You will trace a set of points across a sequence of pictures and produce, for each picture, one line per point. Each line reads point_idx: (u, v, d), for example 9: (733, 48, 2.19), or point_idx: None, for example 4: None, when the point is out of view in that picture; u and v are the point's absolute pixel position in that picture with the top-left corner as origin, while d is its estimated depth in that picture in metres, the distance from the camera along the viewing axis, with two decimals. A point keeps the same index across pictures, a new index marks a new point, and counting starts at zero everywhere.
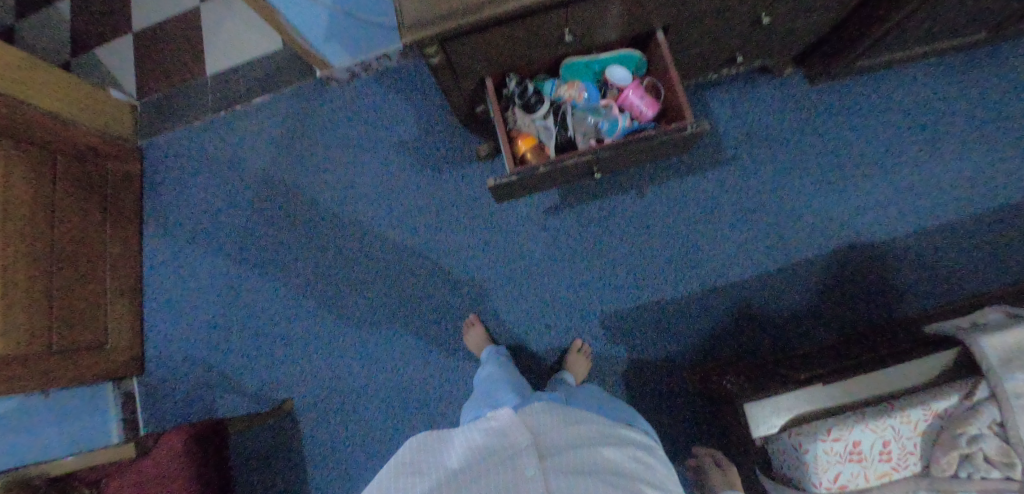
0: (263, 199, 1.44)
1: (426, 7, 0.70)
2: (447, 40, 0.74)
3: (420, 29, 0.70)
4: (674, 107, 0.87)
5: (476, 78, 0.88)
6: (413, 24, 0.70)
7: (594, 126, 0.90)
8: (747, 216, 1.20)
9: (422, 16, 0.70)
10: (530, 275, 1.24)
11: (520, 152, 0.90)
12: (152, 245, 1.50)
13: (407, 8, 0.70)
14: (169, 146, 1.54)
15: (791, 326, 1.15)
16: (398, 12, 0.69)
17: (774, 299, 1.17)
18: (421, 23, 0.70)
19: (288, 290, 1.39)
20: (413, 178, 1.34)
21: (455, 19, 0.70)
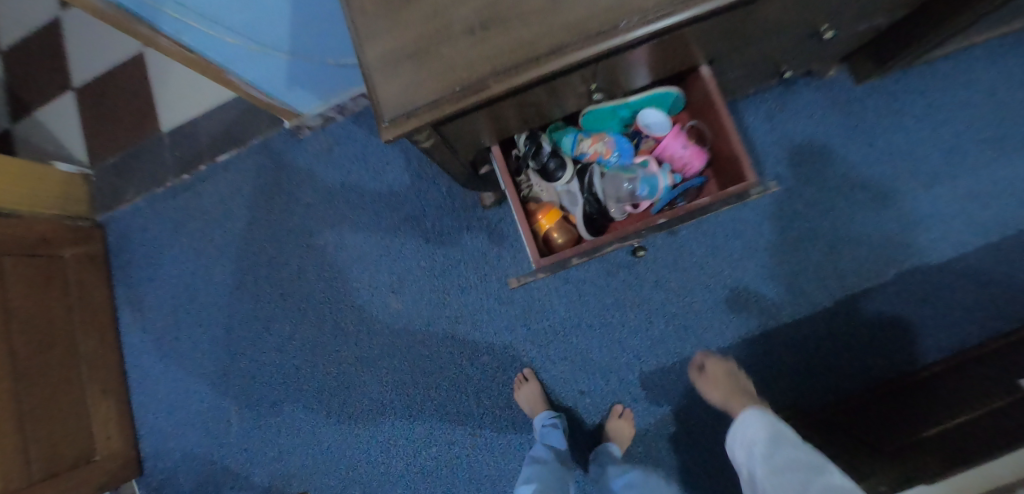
0: (248, 271, 1.30)
1: (408, 89, 0.53)
2: (441, 125, 0.57)
3: (406, 121, 0.53)
4: (724, 158, 0.70)
5: (478, 147, 0.72)
6: (396, 116, 0.53)
7: (629, 191, 0.73)
8: (798, 245, 1.05)
9: (411, 101, 0.53)
10: (556, 335, 1.11)
11: (541, 230, 0.74)
12: (134, 331, 1.37)
13: (385, 94, 0.54)
14: (135, 220, 1.38)
15: (860, 367, 1.01)
16: (378, 101, 0.53)
17: (837, 339, 1.02)
18: (405, 113, 0.53)
19: (290, 370, 1.27)
20: (410, 236, 1.19)
21: (449, 103, 0.53)
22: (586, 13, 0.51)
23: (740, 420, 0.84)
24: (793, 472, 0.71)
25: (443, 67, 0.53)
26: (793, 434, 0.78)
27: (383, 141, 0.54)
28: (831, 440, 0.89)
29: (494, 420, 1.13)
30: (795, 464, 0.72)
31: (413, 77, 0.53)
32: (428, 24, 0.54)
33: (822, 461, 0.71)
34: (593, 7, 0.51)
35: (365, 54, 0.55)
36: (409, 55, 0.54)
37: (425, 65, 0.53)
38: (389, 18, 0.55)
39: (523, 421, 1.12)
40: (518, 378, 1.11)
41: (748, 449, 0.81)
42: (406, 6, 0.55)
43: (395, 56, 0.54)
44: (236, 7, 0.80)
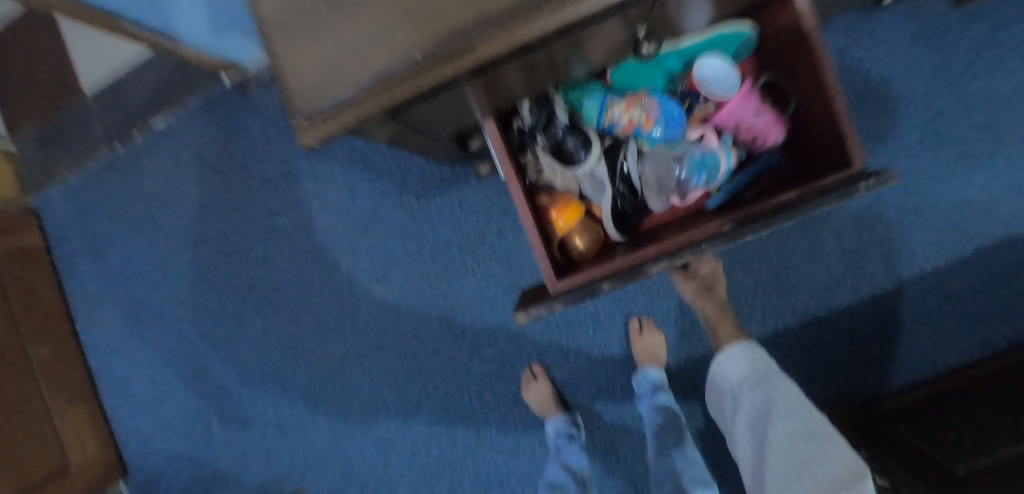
0: (211, 257, 1.13)
1: (333, 62, 0.33)
2: (396, 113, 0.37)
3: (333, 116, 0.34)
4: (815, 133, 0.56)
5: (459, 125, 0.52)
6: (317, 108, 0.34)
7: (679, 180, 0.58)
8: (871, 208, 0.82)
9: (338, 84, 0.33)
10: (568, 327, 0.95)
11: (560, 234, 0.64)
12: (93, 328, 1.21)
13: (298, 73, 0.34)
14: (75, 203, 1.19)
15: (942, 360, 0.81)
16: (289, 85, 0.34)
17: (924, 328, 0.81)
18: (330, 103, 0.34)
19: (269, 367, 1.12)
20: (392, 212, 1.03)
21: (397, 83, 0.32)
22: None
23: (720, 357, 0.74)
24: (754, 428, 0.65)
25: (384, 20, 0.32)
26: (759, 367, 0.69)
27: (304, 148, 0.36)
28: (886, 455, 0.72)
29: (501, 418, 1.01)
30: (755, 419, 0.65)
31: (339, 40, 0.33)
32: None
33: (784, 403, 0.63)
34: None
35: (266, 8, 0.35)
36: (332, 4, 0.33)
37: (357, 22, 0.33)
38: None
39: (532, 419, 0.99)
40: (524, 376, 0.97)
41: (717, 389, 0.74)
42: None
43: (313, 7, 0.34)
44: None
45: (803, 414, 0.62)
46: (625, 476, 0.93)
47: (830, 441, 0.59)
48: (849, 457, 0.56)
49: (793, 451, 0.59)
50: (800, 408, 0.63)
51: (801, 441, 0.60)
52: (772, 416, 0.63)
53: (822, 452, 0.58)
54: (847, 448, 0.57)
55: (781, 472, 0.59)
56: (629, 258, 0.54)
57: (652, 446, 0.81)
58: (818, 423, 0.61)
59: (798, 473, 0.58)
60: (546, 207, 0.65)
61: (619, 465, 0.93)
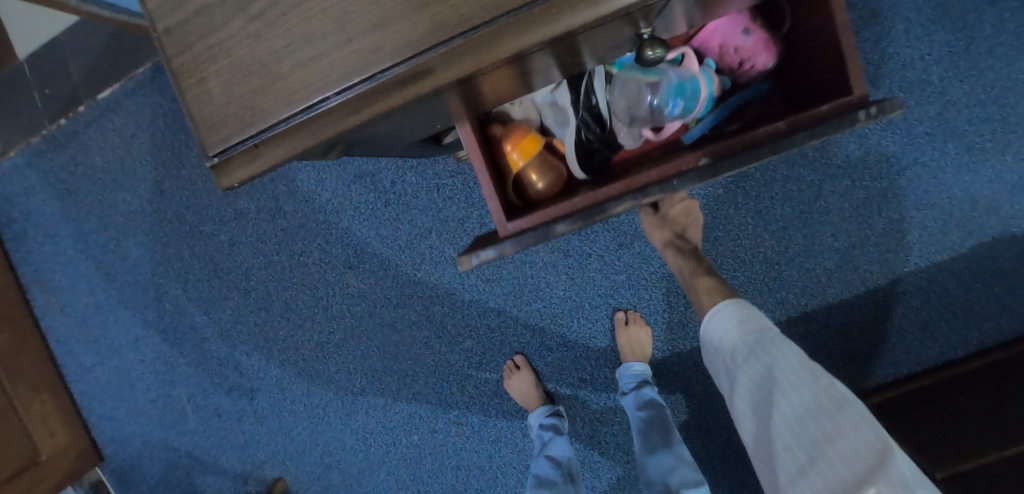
0: (175, 239, 1.06)
1: (247, 92, 0.30)
2: (331, 145, 0.34)
3: (252, 155, 0.31)
4: (802, 57, 0.57)
5: (421, 137, 0.49)
6: (232, 149, 0.31)
7: (651, 106, 0.59)
8: (868, 202, 0.78)
9: (253, 119, 0.30)
10: (553, 319, 0.92)
11: (515, 169, 0.61)
12: (51, 313, 1.14)
13: (207, 104, 0.31)
14: (21, 181, 1.10)
15: (927, 355, 0.80)
16: (202, 119, 0.31)
17: (912, 325, 0.80)
18: (246, 142, 0.31)
19: (243, 355, 1.08)
20: (365, 195, 0.97)
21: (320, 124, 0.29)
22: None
23: (710, 320, 0.68)
24: (755, 403, 0.61)
25: (299, 52, 0.29)
26: (755, 335, 0.63)
27: (223, 189, 0.33)
28: None
29: (483, 406, 0.98)
30: (755, 394, 0.60)
31: (250, 71, 0.30)
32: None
33: (789, 379, 0.58)
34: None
35: (169, 40, 0.31)
36: (240, 32, 0.30)
37: (270, 48, 0.29)
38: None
39: (515, 409, 0.97)
40: (507, 366, 0.94)
41: (711, 358, 0.68)
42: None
43: (219, 35, 0.30)
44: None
45: (809, 385, 0.57)
46: (609, 465, 0.92)
47: (848, 417, 0.55)
48: (869, 433, 0.53)
49: (802, 429, 0.56)
50: (807, 384, 0.57)
51: (811, 419, 0.56)
52: (777, 395, 0.58)
53: (835, 430, 0.54)
54: (866, 422, 0.54)
55: (793, 457, 0.56)
56: (597, 199, 0.51)
57: (637, 445, 0.80)
58: (828, 398, 0.56)
59: (813, 457, 0.55)
60: (500, 139, 0.61)
61: (603, 454, 0.92)
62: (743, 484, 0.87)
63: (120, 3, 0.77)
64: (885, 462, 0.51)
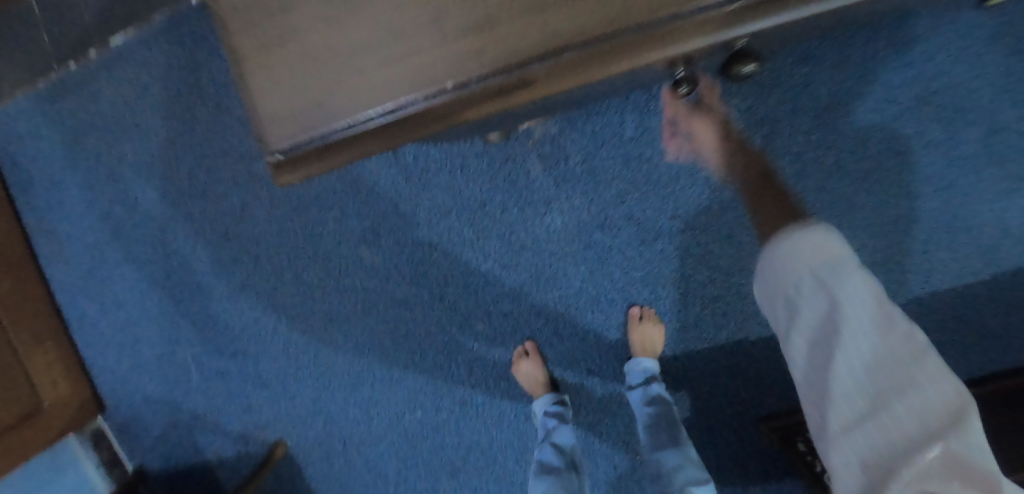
0: (187, 198, 1.04)
1: (319, 92, 0.40)
2: None
3: (314, 151, 0.40)
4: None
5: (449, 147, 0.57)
6: (297, 146, 0.40)
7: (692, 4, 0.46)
8: (891, 220, 0.78)
9: (317, 122, 0.40)
10: (567, 309, 0.92)
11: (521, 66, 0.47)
12: (55, 264, 1.12)
13: (281, 103, 0.40)
14: (30, 125, 1.07)
15: None
16: (271, 122, 0.40)
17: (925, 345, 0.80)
18: (313, 140, 0.40)
19: (251, 320, 1.07)
20: (384, 169, 0.95)
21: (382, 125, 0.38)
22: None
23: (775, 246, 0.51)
24: (816, 338, 0.48)
25: (370, 64, 0.39)
26: (830, 258, 0.48)
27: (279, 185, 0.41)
28: None
29: (490, 388, 0.99)
30: (819, 327, 0.48)
31: (326, 79, 0.40)
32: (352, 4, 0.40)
33: (861, 321, 0.46)
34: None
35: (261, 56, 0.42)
36: (324, 49, 0.40)
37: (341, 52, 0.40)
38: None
39: (520, 394, 0.98)
40: (517, 353, 0.95)
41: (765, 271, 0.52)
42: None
43: (304, 52, 0.41)
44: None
45: (884, 331, 0.45)
46: (609, 455, 0.94)
47: (923, 372, 0.43)
48: (949, 391, 0.42)
49: (872, 379, 0.45)
50: (879, 328, 0.45)
51: (882, 367, 0.45)
52: (852, 338, 0.45)
53: (910, 380, 0.43)
54: (947, 377, 0.42)
55: (849, 407, 0.45)
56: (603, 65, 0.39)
57: (645, 440, 0.81)
58: (902, 348, 0.45)
59: (875, 409, 0.44)
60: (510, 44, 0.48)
61: (605, 445, 0.94)
62: (741, 485, 0.89)
63: None
64: (962, 421, 0.41)
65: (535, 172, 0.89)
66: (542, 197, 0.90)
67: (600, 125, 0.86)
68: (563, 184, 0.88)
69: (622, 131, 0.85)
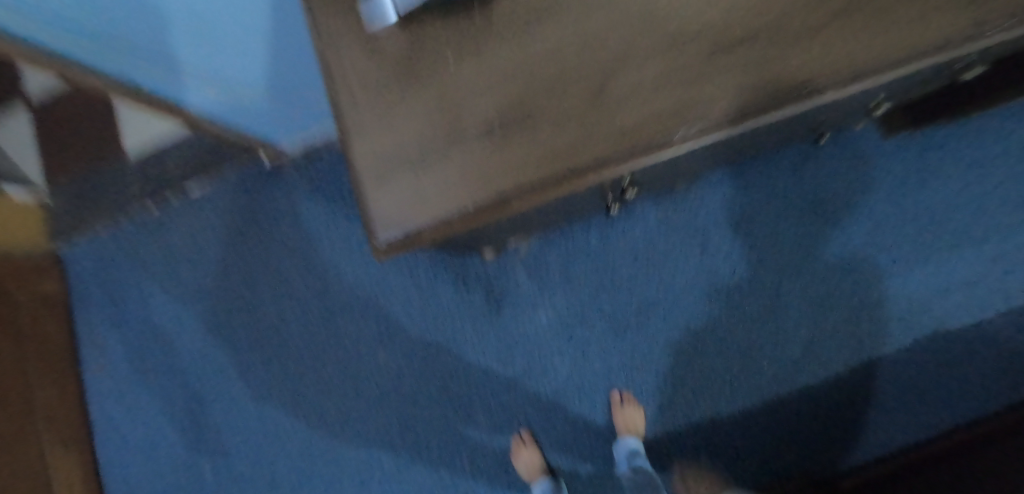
0: (224, 315, 1.18)
1: (421, 172, 0.43)
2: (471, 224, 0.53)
3: (415, 226, 0.43)
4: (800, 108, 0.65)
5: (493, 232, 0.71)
6: (408, 234, 0.44)
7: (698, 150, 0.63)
8: (808, 311, 0.99)
9: (414, 201, 0.43)
10: (557, 397, 1.04)
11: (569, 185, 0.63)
12: (94, 377, 1.23)
13: (382, 181, 0.44)
14: (100, 253, 1.25)
15: (870, 437, 0.96)
16: (371, 202, 0.44)
17: (851, 410, 0.97)
18: (416, 216, 0.43)
19: (268, 424, 1.15)
20: (400, 284, 1.11)
21: (490, 207, 0.42)
22: (689, 77, 0.41)
23: None
24: None
25: (470, 148, 0.43)
26: None
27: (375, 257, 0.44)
28: None
29: (491, 481, 1.06)
30: None
31: (434, 163, 0.43)
32: (450, 93, 0.44)
33: None
34: (697, 81, 0.41)
35: (354, 151, 0.45)
36: (430, 134, 0.44)
37: (441, 138, 0.44)
38: (399, 82, 0.45)
39: (518, 485, 1.05)
40: (514, 442, 1.04)
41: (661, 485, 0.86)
42: (414, 76, 0.45)
43: (408, 137, 0.44)
44: (206, 19, 0.66)
45: None
46: None
47: None
48: None
49: None
50: None
51: None
52: None
53: None
54: None
55: None
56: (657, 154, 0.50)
57: None
58: None
59: None
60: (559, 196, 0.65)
61: None
62: None
63: (252, 132, 1.02)
64: None
65: (522, 281, 1.06)
66: (530, 301, 1.06)
67: (578, 239, 1.05)
68: (549, 290, 1.05)
69: (595, 244, 1.04)
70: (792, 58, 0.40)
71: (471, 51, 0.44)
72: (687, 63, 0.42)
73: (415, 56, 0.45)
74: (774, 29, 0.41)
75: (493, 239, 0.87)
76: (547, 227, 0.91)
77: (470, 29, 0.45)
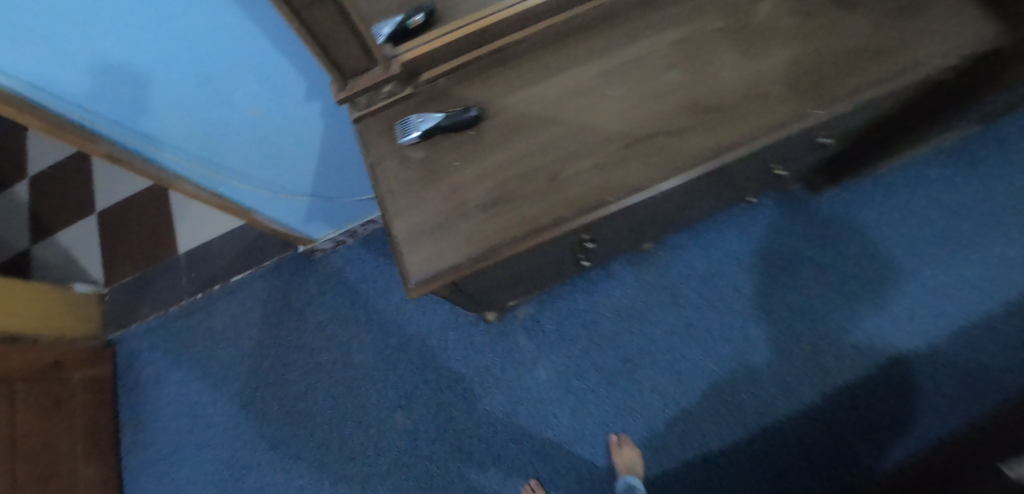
0: (256, 388, 1.30)
1: (443, 236, 0.61)
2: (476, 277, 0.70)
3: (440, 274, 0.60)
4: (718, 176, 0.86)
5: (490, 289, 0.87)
6: (431, 277, 0.60)
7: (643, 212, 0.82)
8: (776, 354, 1.13)
9: (438, 255, 0.60)
10: (561, 445, 1.14)
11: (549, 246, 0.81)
12: (131, 457, 1.32)
13: (415, 245, 0.61)
14: (146, 339, 1.39)
15: (852, 467, 1.05)
16: (408, 259, 0.60)
17: (829, 440, 1.07)
18: (441, 266, 0.60)
19: (294, 492, 1.22)
20: (416, 350, 1.25)
21: (486, 255, 0.59)
22: (622, 159, 0.61)
23: None
24: None
25: (477, 217, 0.61)
26: None
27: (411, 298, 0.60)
28: None
29: None
30: None
31: (451, 229, 0.61)
32: (461, 181, 0.63)
33: None
34: (618, 164, 0.61)
35: (393, 224, 0.62)
36: (448, 210, 0.62)
37: (457, 211, 0.62)
38: (424, 176, 0.64)
39: None
40: (524, 489, 1.12)
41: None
42: (434, 171, 0.64)
43: (432, 213, 0.62)
44: (268, 138, 0.88)
45: None
46: None
47: None
48: None
49: None
50: None
51: None
52: None
53: None
54: None
55: None
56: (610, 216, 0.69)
57: None
58: None
59: None
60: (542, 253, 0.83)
61: None
62: None
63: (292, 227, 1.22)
64: None
65: (521, 339, 1.21)
66: (530, 357, 1.19)
67: (569, 301, 1.21)
68: (545, 347, 1.19)
69: (584, 304, 1.20)
70: (688, 143, 0.61)
71: (473, 152, 0.64)
72: (620, 151, 0.61)
73: (434, 159, 0.65)
74: (669, 125, 0.62)
75: (494, 302, 1.03)
76: (539, 289, 1.09)
77: (472, 138, 0.65)
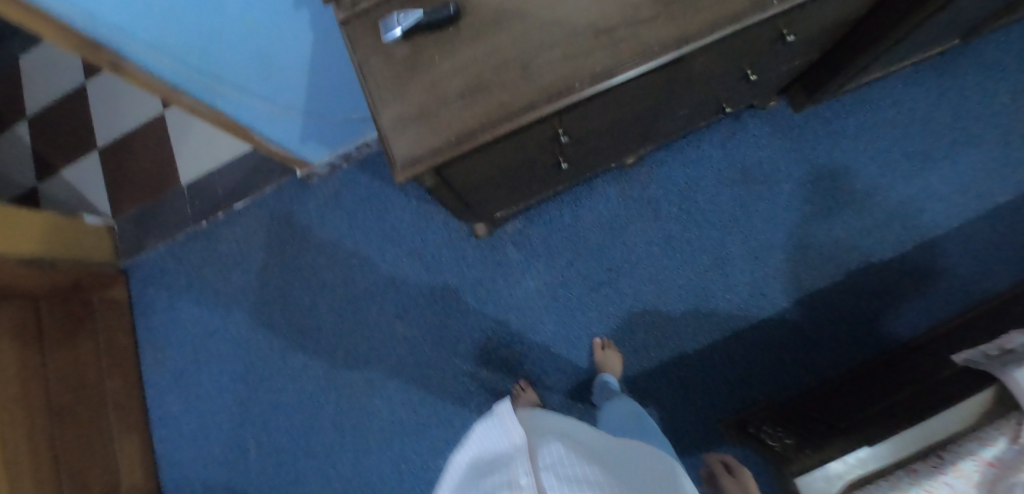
0: (264, 306, 1.39)
1: (425, 126, 0.65)
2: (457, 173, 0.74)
3: (424, 160, 0.65)
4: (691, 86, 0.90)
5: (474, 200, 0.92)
6: (414, 163, 0.65)
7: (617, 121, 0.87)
8: (752, 261, 1.20)
9: (421, 144, 0.65)
10: (549, 349, 1.24)
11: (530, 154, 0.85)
12: (152, 372, 1.42)
13: (400, 135, 0.65)
14: (157, 266, 1.46)
15: (816, 363, 1.15)
16: (393, 147, 0.65)
17: (796, 339, 1.16)
18: (424, 153, 0.64)
19: (304, 397, 1.34)
20: (413, 267, 1.32)
21: (463, 141, 0.64)
22: (590, 52, 0.65)
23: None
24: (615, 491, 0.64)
25: (456, 108, 0.65)
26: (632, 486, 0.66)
27: (398, 182, 0.65)
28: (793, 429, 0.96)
29: None
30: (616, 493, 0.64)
31: (433, 120, 0.65)
32: (441, 76, 0.67)
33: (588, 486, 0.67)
34: (585, 55, 0.65)
35: (381, 116, 0.67)
36: (430, 103, 0.66)
37: (438, 103, 0.66)
38: (407, 72, 0.68)
39: None
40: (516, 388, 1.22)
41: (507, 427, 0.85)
42: (416, 67, 0.68)
43: (415, 107, 0.66)
44: (260, 52, 0.91)
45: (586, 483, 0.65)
46: None
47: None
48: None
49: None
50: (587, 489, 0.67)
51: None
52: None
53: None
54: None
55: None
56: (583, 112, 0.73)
57: None
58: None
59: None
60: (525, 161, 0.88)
61: None
62: (696, 456, 1.16)
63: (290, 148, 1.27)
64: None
65: (512, 254, 1.27)
66: (519, 270, 1.27)
67: (557, 217, 1.27)
68: (535, 261, 1.26)
69: (572, 220, 1.26)
70: (651, 34, 0.65)
71: (452, 49, 0.68)
72: (588, 44, 0.65)
73: (417, 57, 0.68)
74: (634, 18, 0.66)
75: (483, 213, 1.09)
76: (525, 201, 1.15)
77: (451, 36, 0.69)
